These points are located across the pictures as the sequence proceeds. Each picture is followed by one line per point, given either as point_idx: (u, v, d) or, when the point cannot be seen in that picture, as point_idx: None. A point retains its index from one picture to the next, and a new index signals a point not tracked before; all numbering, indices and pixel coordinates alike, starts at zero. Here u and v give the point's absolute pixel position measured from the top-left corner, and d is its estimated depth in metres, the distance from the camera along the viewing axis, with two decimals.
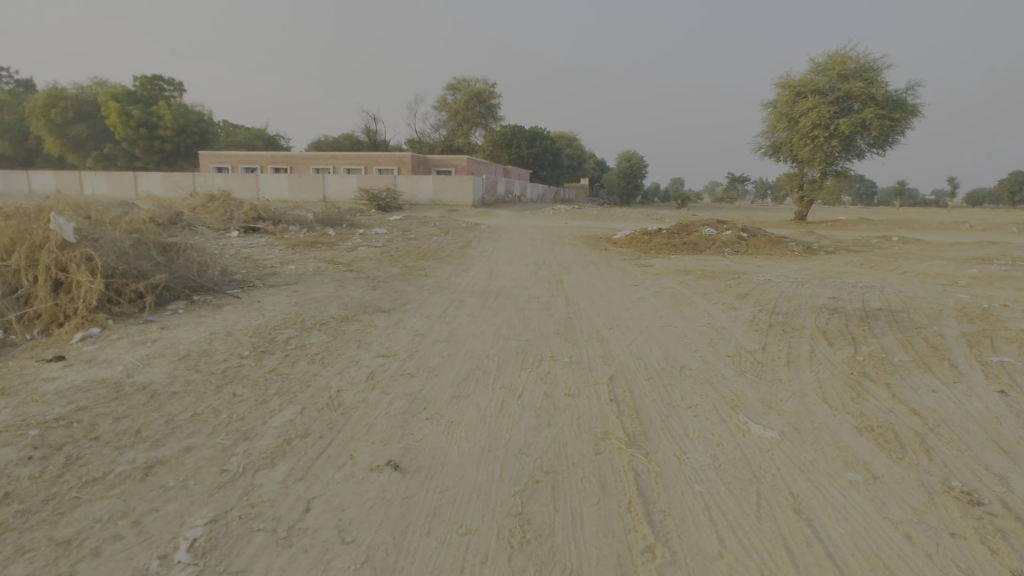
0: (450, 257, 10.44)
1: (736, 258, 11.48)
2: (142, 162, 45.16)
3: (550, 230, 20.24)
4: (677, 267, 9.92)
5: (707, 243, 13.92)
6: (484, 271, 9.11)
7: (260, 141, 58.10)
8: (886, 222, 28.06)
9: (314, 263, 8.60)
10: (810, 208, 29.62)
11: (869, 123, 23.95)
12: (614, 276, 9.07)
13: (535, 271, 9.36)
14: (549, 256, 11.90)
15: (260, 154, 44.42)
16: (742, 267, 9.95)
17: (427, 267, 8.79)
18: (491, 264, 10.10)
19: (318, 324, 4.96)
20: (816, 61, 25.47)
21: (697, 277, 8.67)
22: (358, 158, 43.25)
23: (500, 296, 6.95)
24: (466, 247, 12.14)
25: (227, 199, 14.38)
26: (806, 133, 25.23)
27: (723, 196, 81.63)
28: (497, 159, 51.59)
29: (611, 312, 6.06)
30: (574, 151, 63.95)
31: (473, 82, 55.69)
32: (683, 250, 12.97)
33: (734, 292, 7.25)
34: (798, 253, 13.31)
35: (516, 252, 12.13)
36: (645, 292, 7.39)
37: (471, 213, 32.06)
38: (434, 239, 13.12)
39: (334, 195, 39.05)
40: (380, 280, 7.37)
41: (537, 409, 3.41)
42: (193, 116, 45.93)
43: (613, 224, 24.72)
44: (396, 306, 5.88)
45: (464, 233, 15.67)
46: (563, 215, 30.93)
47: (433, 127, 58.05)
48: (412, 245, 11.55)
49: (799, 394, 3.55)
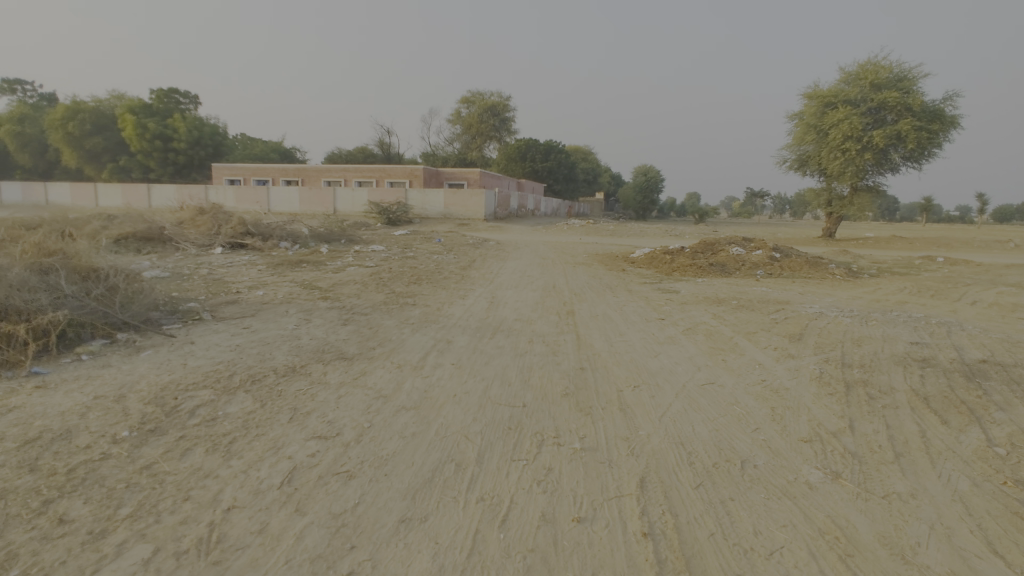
0: (448, 280, 9.28)
1: (772, 283, 10.18)
2: (156, 174, 44.96)
3: (563, 247, 19.06)
4: (708, 295, 8.64)
5: (737, 264, 12.61)
6: (485, 298, 7.93)
7: (275, 154, 58.01)
8: (921, 240, 26.48)
9: (289, 288, 7.47)
10: (838, 225, 28.15)
11: (905, 135, 22.50)
12: (635, 305, 7.82)
13: (543, 298, 8.15)
14: (560, 278, 10.70)
15: (272, 167, 43.99)
16: (783, 296, 8.65)
17: (419, 294, 7.63)
18: (494, 288, 8.90)
19: (248, 382, 3.75)
20: (847, 69, 24.08)
21: (734, 309, 7.39)
22: (370, 171, 42.60)
23: (498, 334, 5.72)
24: (468, 268, 11.00)
25: (216, 212, 13.41)
26: (837, 145, 23.81)
27: (742, 210, 79.98)
28: (511, 172, 50.73)
29: (635, 361, 4.79)
30: (589, 165, 62.96)
31: (488, 95, 55.06)
32: (711, 272, 11.68)
33: (784, 331, 5.95)
34: (840, 276, 11.95)
35: (523, 274, 10.94)
36: (676, 329, 6.11)
37: (483, 228, 31.07)
38: (435, 257, 12.01)
39: (345, 209, 38.38)
40: (357, 312, 6.18)
41: (529, 555, 2.17)
42: (208, 129, 45.70)
43: (630, 241, 23.48)
44: (363, 351, 4.67)
45: (469, 251, 14.53)
46: (578, 230, 29.78)
47: (447, 141, 57.53)
48: (409, 265, 10.44)
49: (942, 533, 2.27)
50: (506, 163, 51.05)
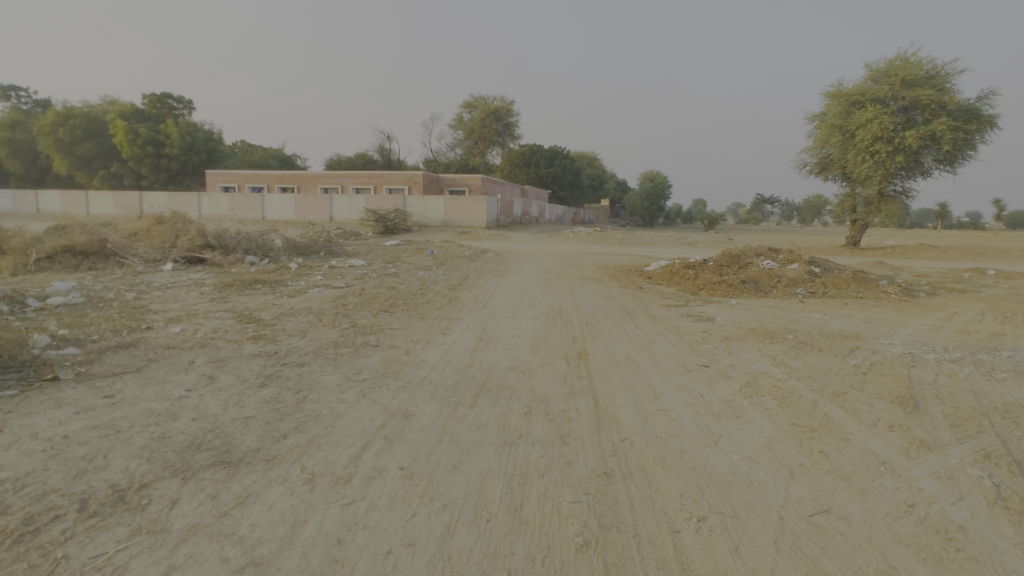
0: (430, 305, 7.66)
1: (822, 307, 8.49)
2: (149, 181, 43.71)
3: (568, 258, 17.45)
4: (751, 325, 6.98)
5: (772, 280, 10.94)
6: (473, 332, 6.28)
7: (275, 161, 56.88)
8: (953, 249, 24.70)
9: (220, 321, 5.84)
10: (862, 233, 26.44)
11: (939, 136, 20.78)
12: (664, 339, 6.17)
13: (547, 331, 6.49)
14: (567, 299, 9.05)
15: (267, 173, 42.67)
16: (846, 326, 6.96)
17: (389, 328, 5.98)
18: (486, 317, 7.25)
19: (10, 540, 2.08)
20: (873, 66, 22.45)
21: (795, 348, 5.71)
22: (368, 177, 41.23)
23: (482, 398, 4.05)
24: (459, 287, 9.37)
25: (176, 221, 11.84)
26: (864, 147, 22.06)
27: (749, 216, 78.59)
28: (514, 179, 49.26)
29: (689, 458, 3.12)
30: (594, 171, 61.47)
31: (490, 100, 53.75)
32: (743, 292, 10.01)
33: (884, 390, 4.26)
34: (892, 294, 10.26)
35: (523, 294, 9.30)
36: (730, 387, 4.42)
37: (484, 236, 29.51)
38: (422, 274, 10.39)
39: (342, 217, 37.00)
40: (292, 361, 4.53)
41: None
42: (202, 135, 44.39)
43: (641, 251, 21.86)
44: (265, 444, 3.01)
45: (464, 265, 12.92)
46: (584, 239, 28.18)
47: (449, 146, 56.22)
48: (388, 285, 8.82)
49: None
50: (509, 169, 49.60)
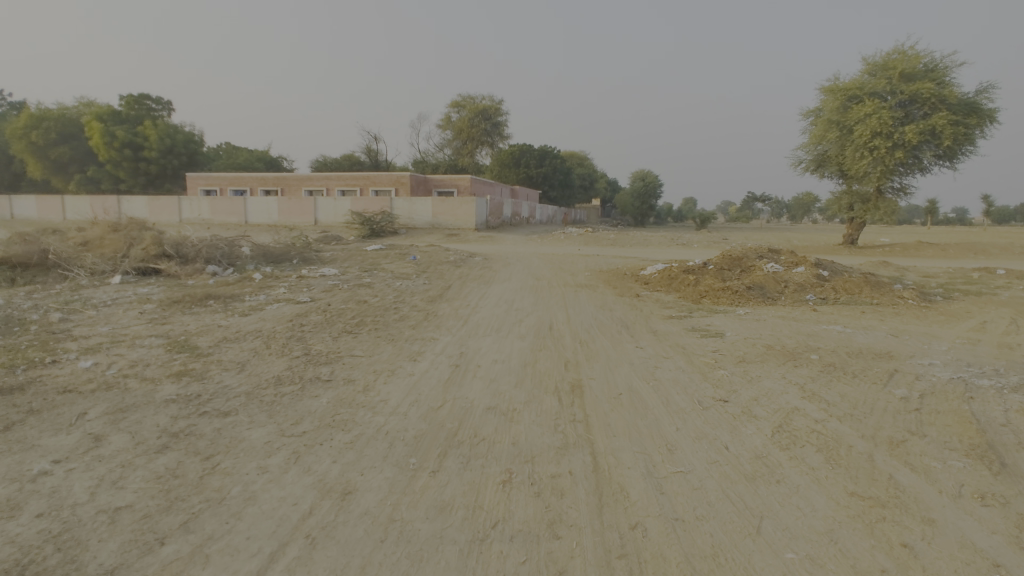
0: (403, 322, 6.79)
1: (840, 318, 7.68)
2: (127, 185, 42.38)
3: (560, 262, 16.62)
4: (766, 342, 6.18)
5: (779, 286, 10.17)
6: (449, 357, 5.40)
7: (260, 163, 55.62)
8: (953, 247, 24.16)
9: (147, 350, 4.91)
10: (860, 231, 25.87)
11: (940, 130, 20.17)
12: (671, 364, 5.32)
13: (534, 354, 5.63)
14: (558, 310, 8.20)
15: (249, 176, 41.50)
16: (874, 342, 6.17)
17: (349, 356, 5.08)
18: (467, 336, 6.38)
19: None
20: (871, 60, 21.78)
21: (824, 374, 4.89)
22: (354, 179, 40.18)
23: (451, 459, 3.18)
24: (438, 299, 8.48)
25: (131, 228, 10.82)
26: (863, 143, 21.38)
27: (740, 215, 78.32)
28: (504, 179, 48.38)
29: (727, 562, 2.26)
30: (585, 170, 60.72)
31: (479, 99, 52.81)
32: (750, 300, 9.20)
33: (951, 436, 3.44)
34: (909, 300, 9.51)
35: (510, 305, 8.43)
36: (761, 433, 3.57)
37: (473, 239, 28.62)
38: (400, 283, 9.48)
39: (327, 220, 35.96)
40: (214, 409, 3.61)
41: None
42: (182, 137, 43.01)
43: (635, 253, 21.06)
44: (127, 560, 2.11)
45: (448, 272, 12.01)
46: (576, 240, 27.36)
47: (437, 147, 55.24)
48: (359, 299, 7.91)
49: None
50: (499, 169, 48.71)
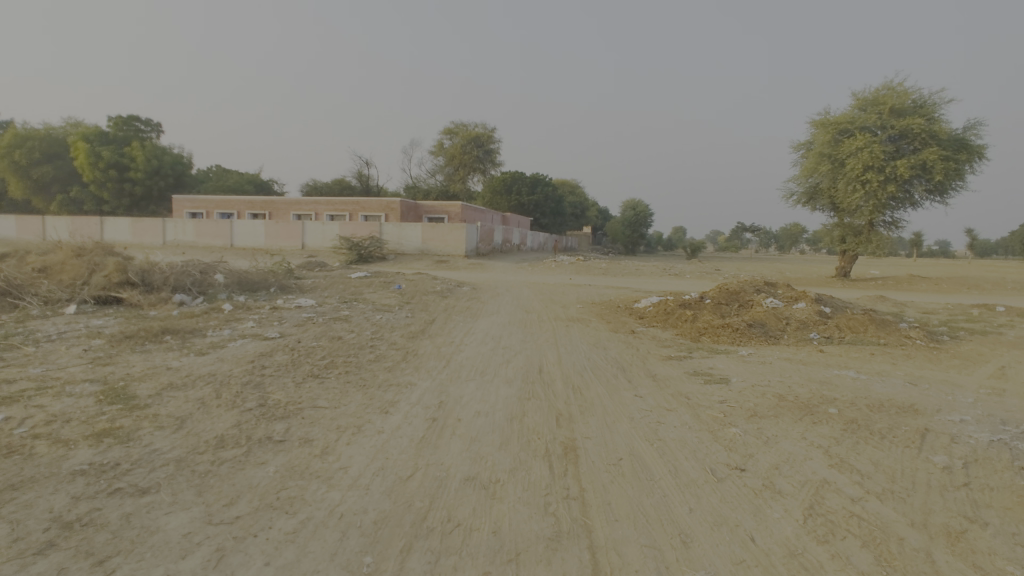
0: (379, 363, 6.17)
1: (851, 362, 7.18)
2: (111, 207, 41.66)
3: (551, 292, 16.13)
4: (777, 391, 5.63)
5: (781, 323, 9.70)
6: (427, 408, 4.78)
7: (249, 186, 55.19)
8: (945, 281, 24.06)
9: (74, 400, 4.24)
10: (852, 263, 25.75)
11: (931, 165, 20.19)
12: (676, 419, 4.74)
13: (523, 405, 5.03)
14: (549, 349, 7.62)
15: (236, 199, 40.96)
16: (893, 392, 5.65)
17: (309, 409, 4.44)
18: (449, 380, 5.77)
19: None
20: (861, 95, 21.92)
21: (848, 434, 4.33)
22: (343, 204, 39.77)
23: (416, 560, 2.56)
24: (420, 335, 7.87)
25: (95, 252, 10.17)
26: (855, 176, 21.33)
27: (729, 245, 78.87)
28: (495, 206, 48.26)
29: None
30: (577, 199, 60.99)
31: (472, 127, 53.08)
32: (752, 339, 8.69)
33: (1019, 528, 2.89)
34: (918, 340, 9.05)
35: (497, 342, 7.84)
36: (790, 519, 3.00)
37: (462, 266, 28.13)
38: (380, 317, 8.87)
39: (314, 244, 35.38)
40: (129, 485, 2.96)
41: None
42: (169, 159, 42.66)
43: (628, 283, 20.64)
44: None
45: (433, 303, 11.43)
46: (567, 268, 26.97)
47: (429, 173, 55.24)
48: (333, 335, 7.29)
49: None
50: (490, 196, 48.62)
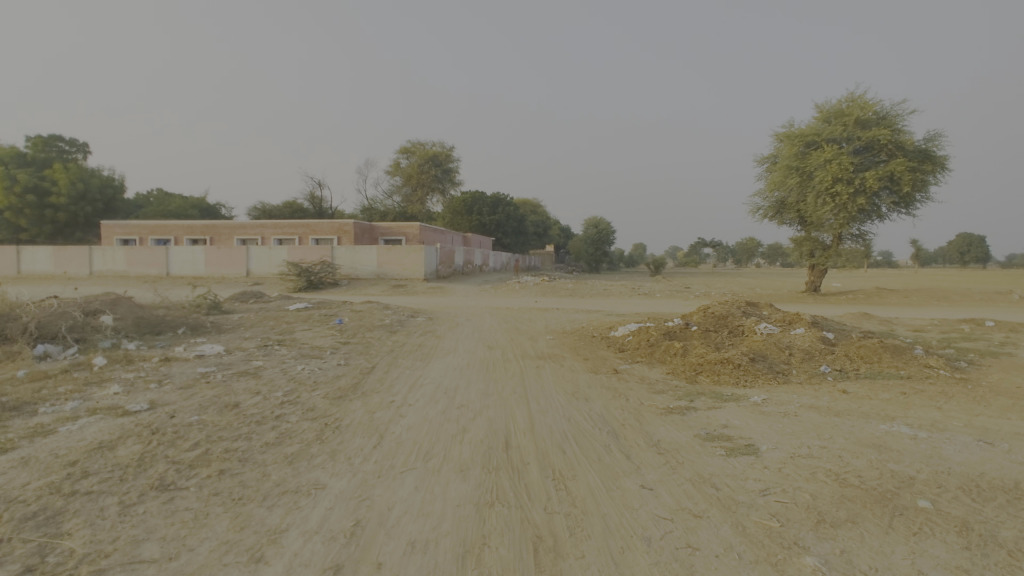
0: (278, 449, 4.34)
1: (894, 409, 5.79)
2: (30, 234, 37.90)
3: (516, 320, 14.52)
4: (829, 468, 4.12)
5: (784, 355, 8.34)
6: (330, 545, 3.00)
7: (194, 211, 51.91)
8: (915, 293, 23.77)
9: None
10: (821, 277, 25.36)
11: (898, 177, 19.83)
12: (714, 536, 3.14)
13: (482, 522, 3.31)
14: (517, 404, 5.95)
15: (174, 224, 38.02)
16: (978, 461, 4.23)
17: (116, 573, 2.61)
18: (377, 475, 3.99)
19: None
20: (826, 106, 21.56)
21: (983, 564, 2.83)
22: (292, 227, 37.36)
23: None
24: (350, 393, 6.06)
25: None
26: (825, 189, 20.80)
27: (688, 261, 79.98)
28: (456, 226, 46.66)
29: None
30: (539, 218, 60.17)
31: (429, 146, 51.63)
32: (759, 378, 7.27)
33: None
34: (941, 370, 7.84)
35: (451, 398, 6.12)
36: None
37: (421, 291, 26.31)
38: (301, 366, 7.02)
39: (260, 271, 32.83)
40: None
41: None
42: (97, 182, 39.36)
43: (598, 306, 19.34)
44: None
45: (377, 342, 9.61)
46: (533, 290, 25.49)
47: (386, 194, 53.34)
48: (226, 402, 5.40)
49: None
50: (450, 216, 47.01)
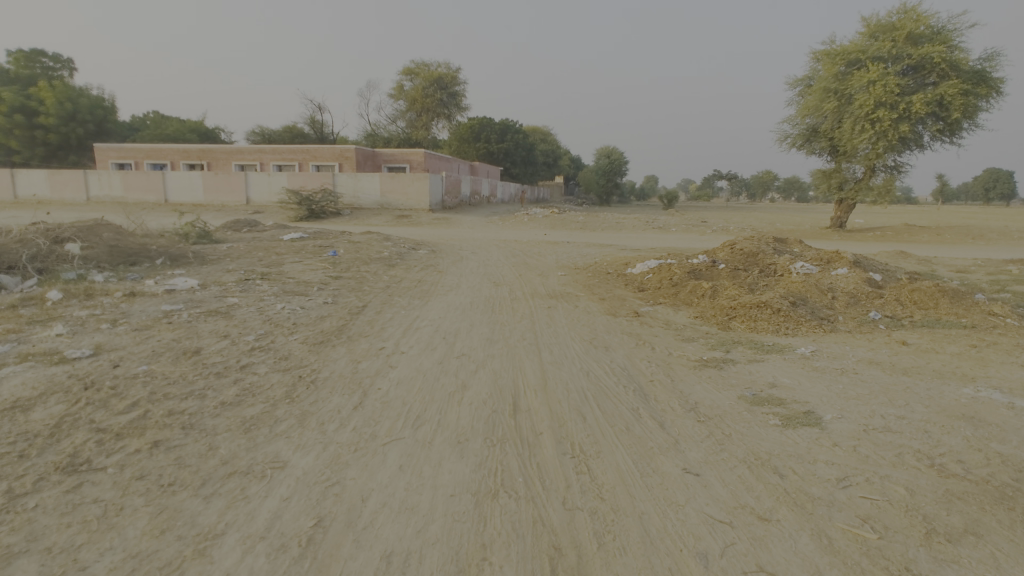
0: (234, 411, 3.54)
1: (971, 368, 4.91)
2: (22, 157, 36.65)
3: (525, 254, 13.56)
4: (918, 449, 3.30)
5: (828, 299, 7.40)
6: (277, 560, 2.23)
7: (192, 135, 49.92)
8: (948, 231, 22.40)
9: None
10: (848, 213, 23.95)
11: (948, 101, 17.99)
12: (792, 553, 2.35)
13: (482, 523, 2.53)
14: (527, 355, 5.13)
15: (169, 148, 36.49)
16: None
17: None
18: (353, 450, 3.21)
19: None
20: (874, 20, 19.29)
21: None
22: (292, 153, 35.70)
23: None
24: (334, 338, 5.24)
25: None
26: (865, 114, 19.02)
27: (701, 194, 77.40)
28: (463, 154, 44.63)
29: None
30: (549, 147, 57.60)
31: (434, 67, 48.47)
32: (803, 326, 6.38)
33: None
34: (1008, 317, 6.90)
35: (450, 346, 5.29)
36: None
37: (426, 222, 25.23)
38: (281, 304, 6.18)
39: (259, 199, 31.68)
40: None
41: None
42: (85, 101, 37.47)
43: (612, 239, 18.26)
44: None
45: (373, 277, 8.75)
46: (542, 222, 24.33)
47: (389, 119, 50.83)
48: (186, 348, 4.60)
49: None
50: (456, 143, 44.84)
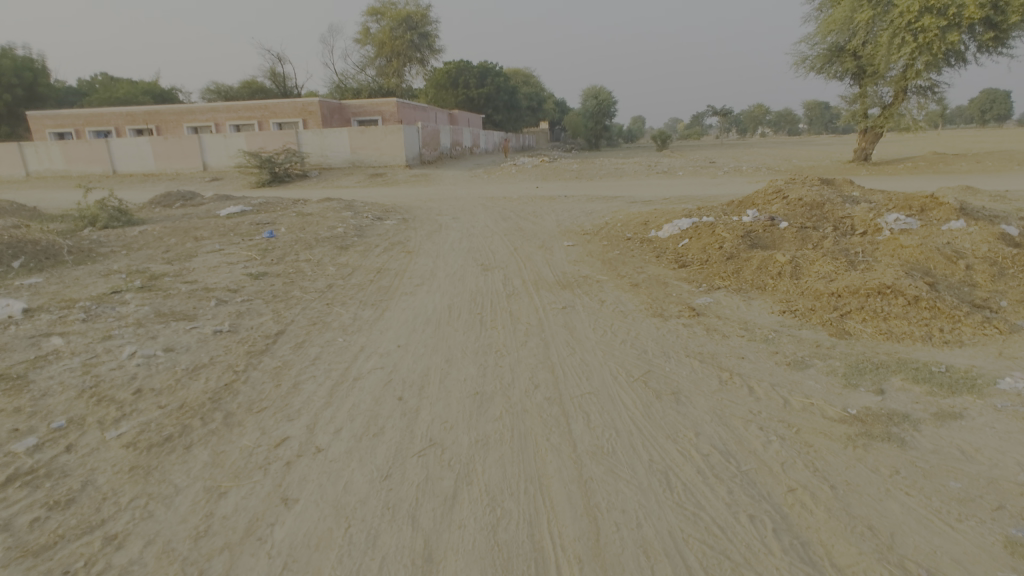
0: None
1: None
2: None
3: (518, 216, 11.09)
4: None
5: (964, 273, 5.13)
6: None
7: (145, 97, 45.57)
8: (985, 157, 19.98)
9: None
10: (872, 144, 21.41)
11: (1007, 2, 15.24)
12: None
13: None
14: (548, 437, 2.84)
15: (112, 112, 32.72)
16: None
17: None
18: None
19: None
20: None
21: None
22: (249, 110, 32.06)
23: None
24: (196, 426, 2.88)
25: None
26: (907, 23, 16.24)
27: (692, 132, 73.88)
28: (440, 102, 40.94)
29: None
30: (533, 90, 53.62)
31: (401, 5, 43.82)
32: (963, 323, 4.10)
33: None
34: None
35: (408, 427, 2.96)
36: None
37: (402, 179, 22.44)
38: (134, 345, 3.76)
39: (218, 164, 28.41)
40: None
41: None
42: (10, 64, 33.30)
43: (616, 190, 15.75)
44: None
45: (313, 271, 6.32)
46: (532, 173, 21.64)
47: (358, 67, 46.56)
48: None
49: None
50: (433, 90, 41.02)
